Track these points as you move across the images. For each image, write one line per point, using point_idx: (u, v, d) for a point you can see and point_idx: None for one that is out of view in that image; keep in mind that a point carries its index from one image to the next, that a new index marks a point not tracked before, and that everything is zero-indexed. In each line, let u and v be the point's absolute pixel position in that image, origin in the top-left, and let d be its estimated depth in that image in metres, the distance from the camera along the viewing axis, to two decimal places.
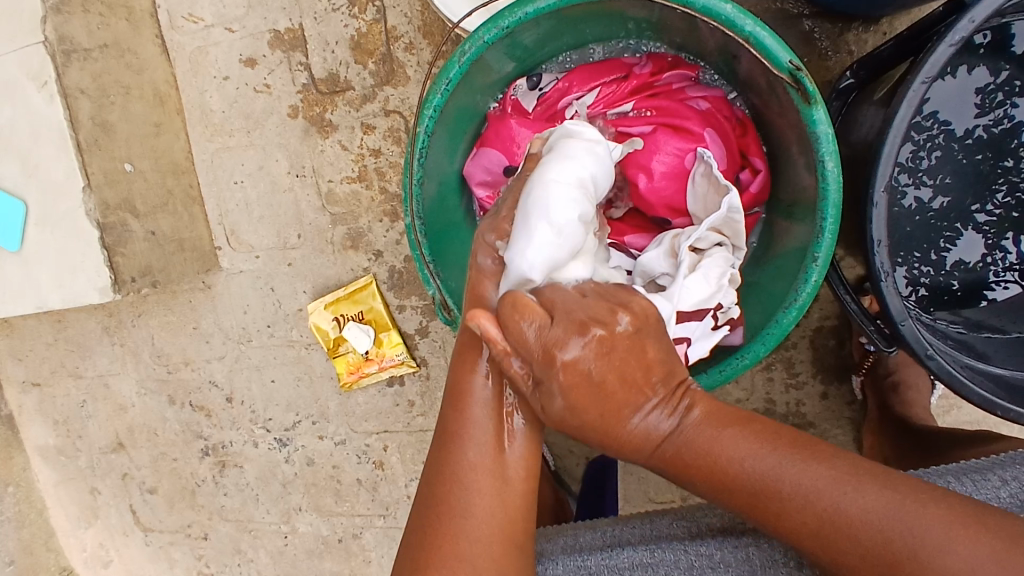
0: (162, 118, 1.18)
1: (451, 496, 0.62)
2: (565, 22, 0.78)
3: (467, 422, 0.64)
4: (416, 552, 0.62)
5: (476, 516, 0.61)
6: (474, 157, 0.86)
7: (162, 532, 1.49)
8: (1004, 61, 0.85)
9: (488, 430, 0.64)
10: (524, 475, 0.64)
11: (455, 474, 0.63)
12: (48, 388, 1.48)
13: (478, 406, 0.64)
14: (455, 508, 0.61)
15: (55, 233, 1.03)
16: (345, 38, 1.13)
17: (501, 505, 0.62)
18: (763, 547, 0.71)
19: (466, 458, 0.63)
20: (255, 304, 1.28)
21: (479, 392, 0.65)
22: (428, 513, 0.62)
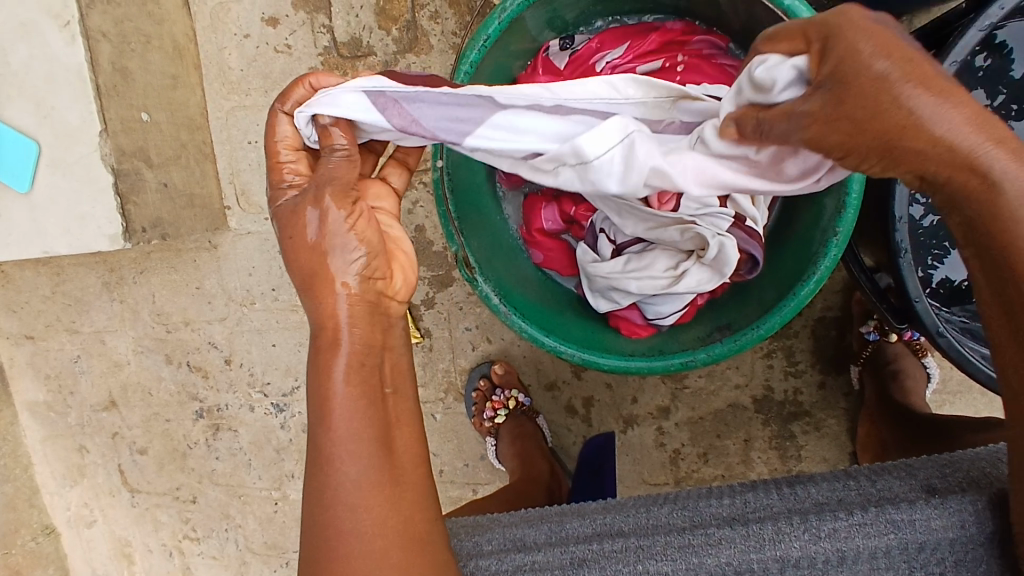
0: (180, 71, 1.18)
1: (336, 521, 0.58)
2: None
3: (334, 433, 0.58)
4: (309, 541, 0.60)
5: (362, 536, 0.58)
6: None
7: (149, 493, 1.48)
8: (1001, 86, 0.86)
9: (364, 430, 0.58)
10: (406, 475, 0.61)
11: (342, 474, 0.58)
12: (42, 342, 1.46)
13: (342, 415, 0.58)
14: (341, 531, 0.58)
15: (67, 176, 1.02)
16: (370, 3, 1.13)
17: (392, 508, 0.59)
18: (778, 524, 0.68)
19: (348, 476, 0.58)
20: (261, 266, 1.28)
21: (338, 397, 0.58)
22: (320, 517, 0.59)
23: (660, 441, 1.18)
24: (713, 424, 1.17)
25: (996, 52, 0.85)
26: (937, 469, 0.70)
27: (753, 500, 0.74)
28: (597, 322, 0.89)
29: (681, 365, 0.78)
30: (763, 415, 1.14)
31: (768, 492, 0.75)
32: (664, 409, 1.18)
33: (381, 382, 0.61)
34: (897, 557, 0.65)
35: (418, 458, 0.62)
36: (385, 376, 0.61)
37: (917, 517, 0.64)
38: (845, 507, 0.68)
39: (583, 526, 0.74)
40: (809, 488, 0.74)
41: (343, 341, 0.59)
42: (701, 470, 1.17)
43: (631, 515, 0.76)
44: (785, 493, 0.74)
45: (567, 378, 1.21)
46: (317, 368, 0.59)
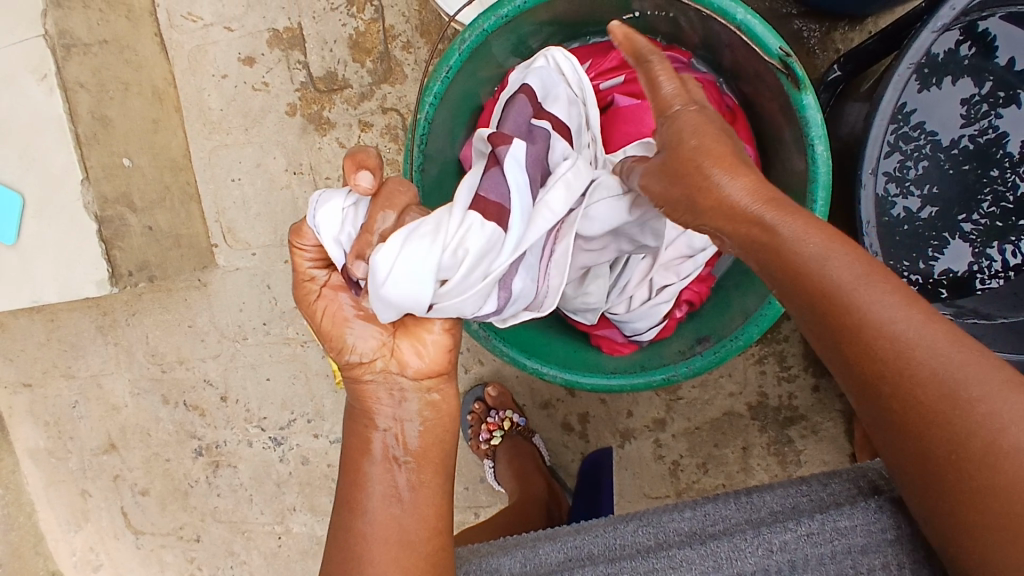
0: (160, 114, 1.19)
1: (353, 571, 0.64)
2: (562, 15, 0.81)
3: (360, 496, 0.67)
4: None
5: None
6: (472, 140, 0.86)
7: (153, 534, 1.48)
8: (987, 73, 0.87)
9: (381, 490, 0.67)
10: (421, 536, 0.66)
11: (361, 532, 0.65)
12: (40, 388, 1.46)
13: (371, 480, 0.67)
14: None
15: (51, 226, 1.03)
16: (344, 37, 1.15)
17: (396, 565, 0.64)
18: (733, 541, 0.67)
19: (365, 530, 0.65)
20: (251, 301, 1.29)
21: (370, 464, 0.68)
22: (334, 564, 0.66)
23: (658, 453, 1.18)
24: (709, 433, 1.16)
25: (980, 42, 0.87)
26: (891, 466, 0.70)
27: (719, 511, 0.73)
28: (582, 339, 0.89)
29: (664, 380, 0.78)
30: (759, 421, 1.14)
31: (735, 500, 0.74)
32: (660, 421, 1.17)
33: (396, 452, 0.69)
34: (846, 562, 0.64)
35: (433, 528, 0.67)
36: (401, 445, 0.69)
37: (866, 521, 0.65)
38: (800, 515, 0.68)
39: (553, 552, 0.73)
40: (764, 494, 0.73)
41: (375, 417, 0.69)
42: (701, 480, 1.17)
43: (599, 534, 0.75)
44: (741, 500, 0.73)
45: (561, 396, 1.21)
46: (353, 441, 0.70)
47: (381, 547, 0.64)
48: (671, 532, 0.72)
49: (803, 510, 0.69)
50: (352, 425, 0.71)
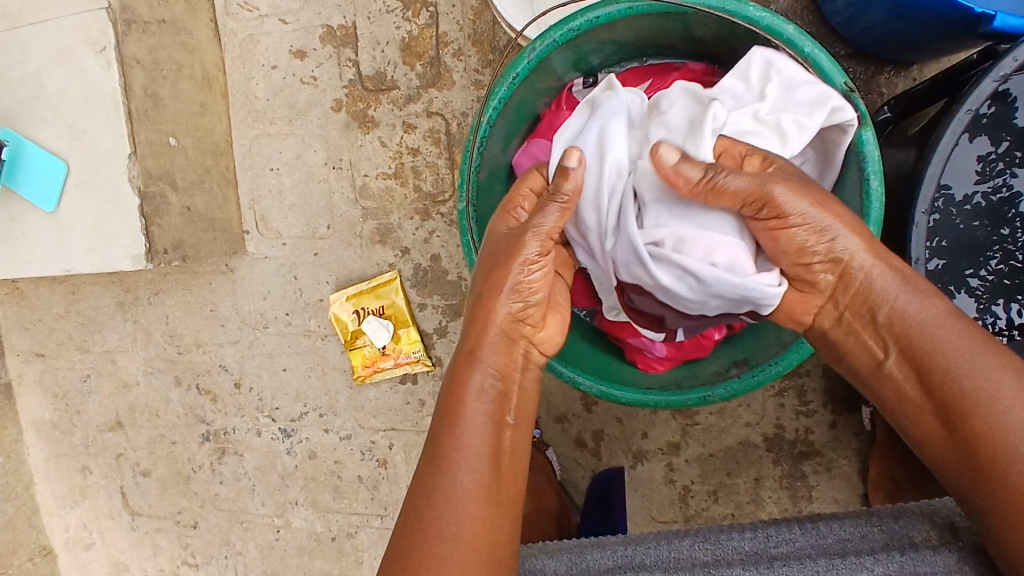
0: (208, 98, 1.21)
1: (435, 524, 0.64)
2: (626, 36, 0.83)
3: (462, 447, 0.67)
4: (399, 550, 0.64)
5: (465, 538, 0.64)
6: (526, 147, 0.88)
7: (150, 517, 1.47)
8: (1004, 132, 0.88)
9: (485, 445, 0.68)
10: (512, 495, 0.68)
11: (446, 490, 0.65)
12: (53, 359, 1.46)
13: (473, 430, 0.68)
14: (440, 535, 0.64)
15: (93, 197, 1.04)
16: (396, 39, 1.17)
17: (486, 528, 0.65)
18: (803, 570, 0.67)
19: (460, 483, 0.66)
20: (276, 291, 1.29)
21: (476, 412, 0.69)
22: (418, 510, 0.66)
23: (669, 477, 1.18)
24: (722, 461, 1.16)
25: (1000, 100, 0.87)
26: (961, 507, 0.70)
27: (787, 537, 0.72)
28: (613, 354, 0.90)
29: (700, 400, 0.78)
30: (774, 454, 1.14)
31: (805, 529, 0.73)
32: (674, 445, 1.17)
33: (505, 412, 0.71)
34: None
35: (519, 488, 0.70)
36: (508, 406, 0.71)
37: (946, 566, 0.64)
38: (869, 549, 0.68)
39: (612, 562, 0.73)
40: (832, 524, 0.73)
41: (485, 362, 0.71)
42: (710, 508, 1.17)
43: (660, 547, 0.74)
44: (808, 528, 0.73)
45: (577, 411, 1.21)
46: (455, 383, 0.71)
47: (474, 509, 0.65)
48: (730, 552, 0.71)
49: (874, 541, 0.69)
50: (454, 370, 0.72)
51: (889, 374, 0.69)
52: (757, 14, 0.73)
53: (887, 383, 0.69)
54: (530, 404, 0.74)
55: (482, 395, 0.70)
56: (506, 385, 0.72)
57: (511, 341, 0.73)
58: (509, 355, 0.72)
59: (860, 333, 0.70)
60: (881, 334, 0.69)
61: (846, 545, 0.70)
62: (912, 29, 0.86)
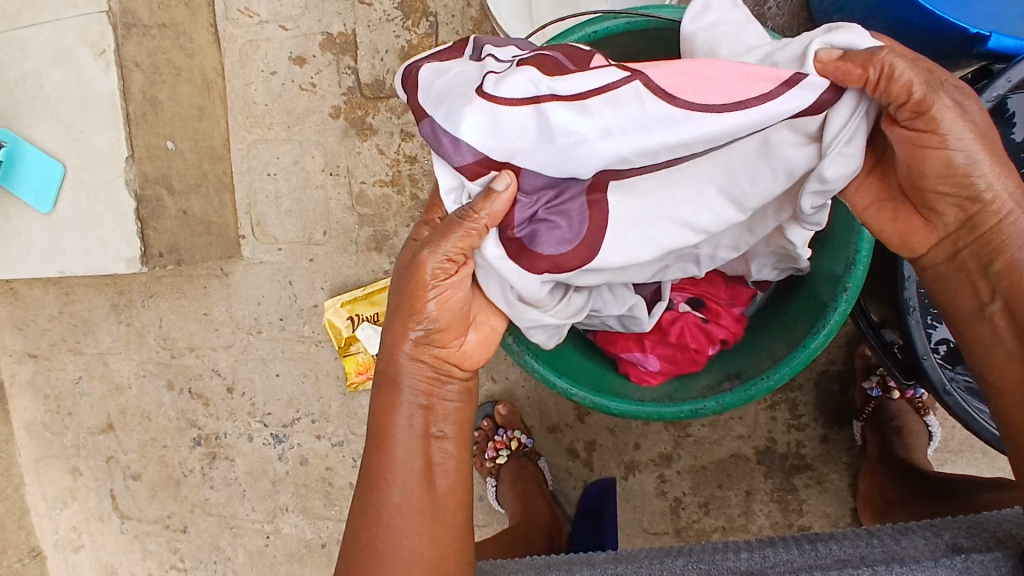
0: (206, 103, 1.21)
1: (378, 542, 0.64)
2: (627, 53, 0.84)
3: (393, 465, 0.65)
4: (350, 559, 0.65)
5: (404, 558, 0.63)
6: None
7: (139, 520, 1.48)
8: (1001, 148, 0.86)
9: (406, 493, 0.65)
10: (449, 508, 0.66)
11: (395, 503, 0.65)
12: (45, 360, 1.47)
13: (403, 448, 0.66)
14: (380, 553, 0.64)
15: (89, 199, 1.04)
16: (396, 48, 1.18)
17: (430, 543, 0.64)
18: None
19: (394, 501, 0.65)
20: (271, 295, 1.29)
21: (401, 435, 0.66)
22: (360, 541, 0.65)
23: (661, 489, 1.18)
24: (715, 473, 1.16)
25: (998, 115, 0.85)
26: (964, 528, 0.68)
27: (784, 557, 0.71)
28: (609, 366, 0.91)
29: (692, 413, 0.78)
30: (765, 467, 1.14)
31: (803, 551, 0.72)
32: (666, 456, 1.18)
33: (431, 425, 0.67)
34: None
35: (459, 500, 0.67)
36: (437, 417, 0.68)
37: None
38: (870, 564, 0.66)
39: None
40: (830, 545, 0.72)
41: (403, 385, 0.67)
42: (701, 520, 1.17)
43: (656, 566, 0.73)
44: (805, 548, 0.72)
45: (570, 421, 1.21)
46: (382, 408, 0.68)
47: (411, 548, 0.64)
48: (723, 568, 0.71)
49: (874, 560, 0.67)
50: (378, 395, 0.68)
51: (989, 319, 0.62)
52: None
53: (986, 327, 0.62)
54: (465, 413, 0.70)
55: (408, 417, 0.67)
56: (430, 402, 0.67)
57: (436, 366, 0.67)
58: (429, 372, 0.67)
59: (968, 273, 0.62)
60: (989, 280, 0.61)
61: (845, 563, 0.67)
62: (909, 44, 0.86)
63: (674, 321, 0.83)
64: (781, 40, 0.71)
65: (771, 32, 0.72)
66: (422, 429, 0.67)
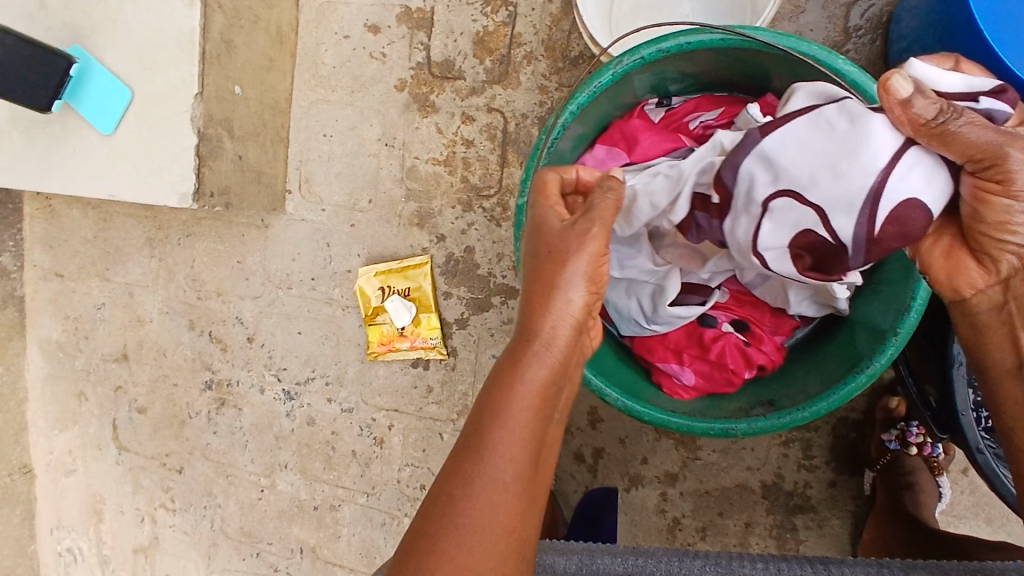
0: (277, 55, 1.23)
1: (474, 510, 0.59)
2: (711, 69, 0.84)
3: (512, 437, 0.62)
4: (434, 517, 0.60)
5: (497, 533, 0.60)
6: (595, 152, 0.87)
7: (137, 454, 1.50)
8: None
9: (511, 469, 0.61)
10: (540, 493, 0.65)
11: (501, 475, 0.61)
12: (71, 282, 1.48)
13: (525, 425, 0.63)
14: (475, 524, 0.59)
15: (152, 129, 1.06)
16: (471, 32, 1.19)
17: (520, 527, 0.61)
18: None
19: (502, 475, 0.61)
20: (306, 254, 1.30)
21: (525, 411, 0.63)
22: (455, 504, 0.60)
23: (661, 507, 1.19)
24: (717, 500, 1.17)
25: None
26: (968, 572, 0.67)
27: None
28: (642, 375, 0.91)
29: (722, 432, 0.79)
30: (768, 501, 1.15)
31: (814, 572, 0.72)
32: (672, 475, 1.18)
33: (551, 411, 0.66)
34: None
35: (544, 487, 0.66)
36: (556, 404, 0.67)
37: None
38: None
39: None
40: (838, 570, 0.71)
41: (544, 356, 0.65)
42: (696, 544, 1.17)
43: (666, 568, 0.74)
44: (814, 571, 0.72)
45: (581, 425, 1.22)
46: (512, 376, 0.64)
47: (501, 526, 0.60)
48: None
49: None
50: (507, 358, 0.66)
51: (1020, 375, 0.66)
52: (845, 67, 0.72)
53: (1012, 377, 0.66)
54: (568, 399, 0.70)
55: (536, 395, 0.64)
56: (558, 381, 0.66)
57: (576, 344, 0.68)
58: (570, 353, 0.67)
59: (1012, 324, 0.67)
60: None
61: None
62: None
63: (717, 339, 0.84)
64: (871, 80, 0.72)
65: (862, 70, 0.72)
66: (538, 414, 0.64)
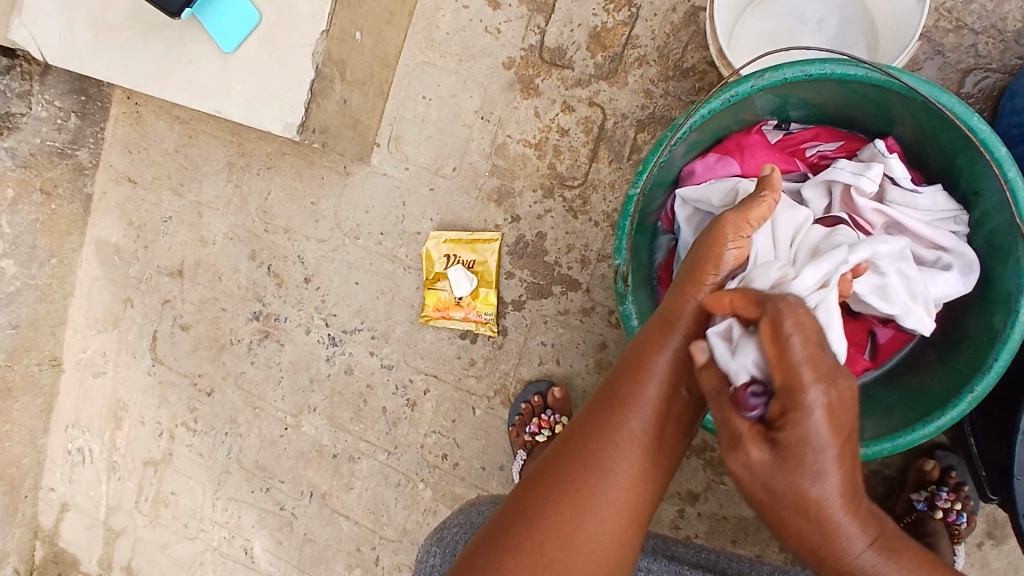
0: (396, 10, 1.26)
1: (600, 456, 0.66)
2: (837, 102, 0.85)
3: (640, 396, 0.67)
4: (564, 456, 0.68)
5: (617, 480, 0.65)
6: (707, 161, 0.89)
7: (171, 368, 1.52)
8: None
9: (639, 425, 0.66)
10: (667, 455, 0.68)
11: (630, 428, 0.66)
12: (143, 190, 1.52)
13: (654, 386, 0.67)
14: (600, 467, 0.66)
15: (273, 57, 1.09)
16: (589, 25, 1.21)
17: (641, 477, 0.66)
18: None
19: (629, 427, 0.66)
20: (380, 208, 1.33)
21: (657, 373, 0.67)
22: (582, 447, 0.67)
23: (677, 523, 1.20)
24: (733, 528, 1.18)
25: None
26: None
27: None
28: None
29: None
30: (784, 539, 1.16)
31: None
32: (693, 495, 1.19)
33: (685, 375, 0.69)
34: None
35: (674, 448, 0.69)
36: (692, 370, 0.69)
37: None
38: None
39: None
40: None
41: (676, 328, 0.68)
42: None
43: None
44: None
45: None
46: (648, 340, 0.69)
47: (626, 493, 0.65)
48: None
49: None
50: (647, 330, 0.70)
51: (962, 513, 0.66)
52: (980, 126, 0.74)
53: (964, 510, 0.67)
54: None
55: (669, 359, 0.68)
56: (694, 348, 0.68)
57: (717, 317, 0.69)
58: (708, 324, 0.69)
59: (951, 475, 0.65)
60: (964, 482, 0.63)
61: None
62: None
63: None
64: (1002, 143, 0.73)
65: (996, 132, 0.73)
66: (671, 401, 0.68)
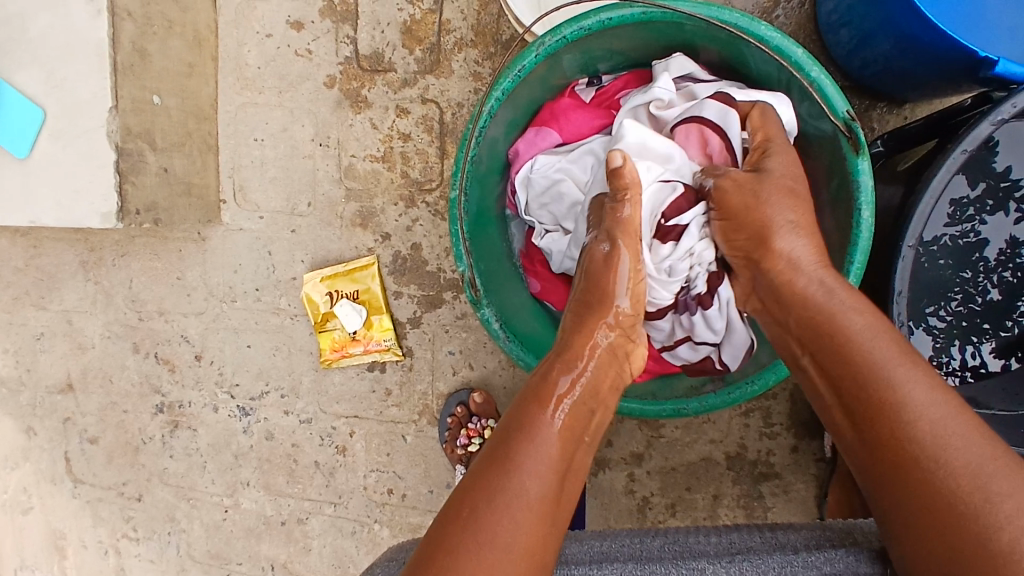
0: (197, 60, 1.18)
1: (487, 515, 0.57)
2: (634, 44, 0.82)
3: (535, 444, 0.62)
4: (447, 525, 0.58)
5: (511, 543, 0.57)
6: (528, 137, 0.86)
7: (93, 486, 1.44)
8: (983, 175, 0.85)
9: (536, 484, 0.60)
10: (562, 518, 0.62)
11: (522, 484, 0.59)
12: (6, 314, 1.41)
13: (549, 435, 0.64)
14: (490, 531, 0.57)
15: (67, 148, 1.00)
16: (397, 22, 1.15)
17: (537, 541, 0.58)
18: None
19: (526, 487, 0.59)
20: (248, 265, 1.26)
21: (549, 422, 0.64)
22: (470, 511, 0.58)
23: (629, 487, 1.18)
24: (683, 475, 1.16)
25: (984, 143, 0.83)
26: None
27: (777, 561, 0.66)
28: None
29: (674, 413, 0.79)
30: (734, 472, 1.15)
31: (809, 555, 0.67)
32: (638, 455, 1.18)
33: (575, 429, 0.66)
34: None
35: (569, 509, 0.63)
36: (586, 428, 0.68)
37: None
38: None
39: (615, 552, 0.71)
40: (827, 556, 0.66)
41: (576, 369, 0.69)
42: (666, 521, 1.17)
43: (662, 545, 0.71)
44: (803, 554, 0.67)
45: None
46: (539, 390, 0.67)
47: (517, 558, 0.57)
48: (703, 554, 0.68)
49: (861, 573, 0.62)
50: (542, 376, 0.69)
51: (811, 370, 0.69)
52: (769, 34, 0.71)
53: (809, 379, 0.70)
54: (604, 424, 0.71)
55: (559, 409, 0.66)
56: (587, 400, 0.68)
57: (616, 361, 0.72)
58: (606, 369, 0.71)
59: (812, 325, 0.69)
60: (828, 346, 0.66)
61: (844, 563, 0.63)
62: (919, 60, 0.85)
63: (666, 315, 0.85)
64: (796, 44, 0.71)
65: (785, 35, 0.71)
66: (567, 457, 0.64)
